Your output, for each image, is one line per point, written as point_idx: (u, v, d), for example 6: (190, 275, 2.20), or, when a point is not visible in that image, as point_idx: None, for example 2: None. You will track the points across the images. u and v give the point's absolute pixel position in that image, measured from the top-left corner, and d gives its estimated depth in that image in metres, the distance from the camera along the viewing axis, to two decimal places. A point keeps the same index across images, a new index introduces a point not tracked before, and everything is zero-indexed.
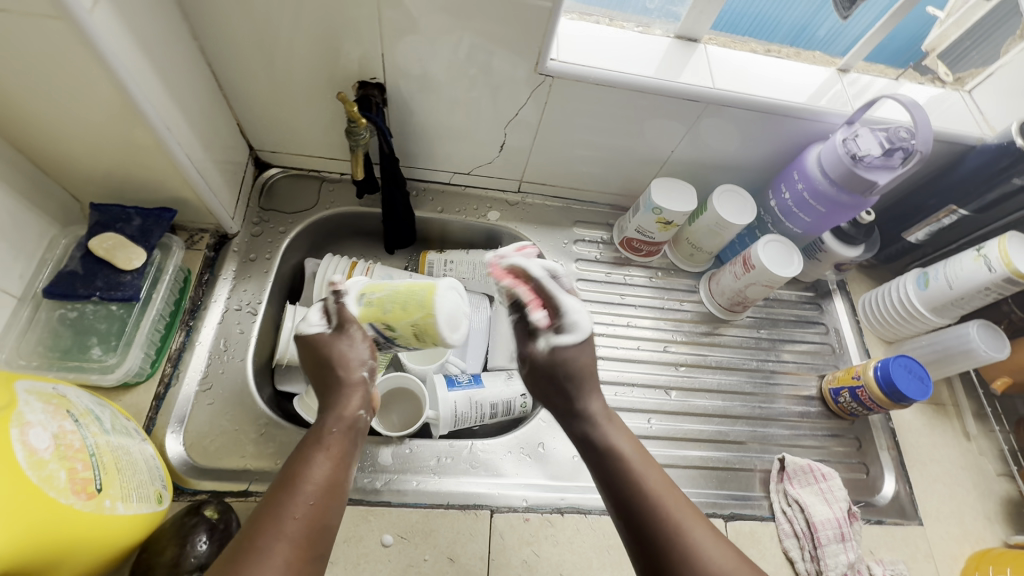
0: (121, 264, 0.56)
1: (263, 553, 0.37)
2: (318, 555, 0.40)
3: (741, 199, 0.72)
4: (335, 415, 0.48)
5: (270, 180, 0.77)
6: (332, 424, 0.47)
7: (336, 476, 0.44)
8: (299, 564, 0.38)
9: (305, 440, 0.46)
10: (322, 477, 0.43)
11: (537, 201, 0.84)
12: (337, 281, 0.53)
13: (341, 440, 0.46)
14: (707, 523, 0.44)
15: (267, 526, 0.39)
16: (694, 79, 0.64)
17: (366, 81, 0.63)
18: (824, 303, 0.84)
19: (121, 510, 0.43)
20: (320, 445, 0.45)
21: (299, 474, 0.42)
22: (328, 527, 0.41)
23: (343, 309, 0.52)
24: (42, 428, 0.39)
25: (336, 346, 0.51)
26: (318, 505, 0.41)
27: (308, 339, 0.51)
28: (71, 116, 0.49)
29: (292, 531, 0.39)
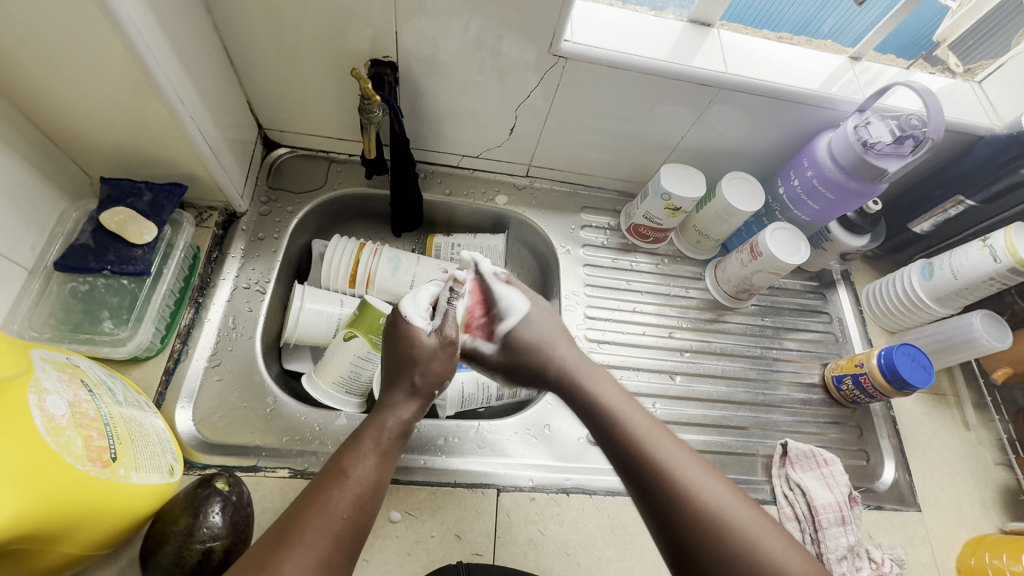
0: (133, 238, 0.56)
1: (312, 540, 0.40)
2: (353, 552, 0.42)
3: (750, 186, 0.72)
4: (391, 417, 0.51)
5: (278, 160, 0.76)
6: (387, 426, 0.50)
7: (381, 479, 0.47)
8: (338, 557, 0.41)
9: (359, 435, 0.49)
10: (370, 477, 0.46)
11: (545, 186, 0.84)
12: (459, 277, 0.57)
13: (392, 444, 0.49)
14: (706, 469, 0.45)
15: (318, 514, 0.42)
16: (707, 64, 0.63)
17: (378, 59, 0.62)
18: (828, 293, 0.85)
19: (134, 479, 0.44)
20: (375, 446, 0.48)
21: (352, 470, 0.46)
22: (365, 528, 0.44)
23: (449, 312, 0.57)
24: (59, 396, 0.40)
25: (429, 353, 0.54)
26: (363, 505, 0.44)
27: (408, 327, 0.55)
28: (86, 87, 0.49)
29: (337, 526, 0.42)
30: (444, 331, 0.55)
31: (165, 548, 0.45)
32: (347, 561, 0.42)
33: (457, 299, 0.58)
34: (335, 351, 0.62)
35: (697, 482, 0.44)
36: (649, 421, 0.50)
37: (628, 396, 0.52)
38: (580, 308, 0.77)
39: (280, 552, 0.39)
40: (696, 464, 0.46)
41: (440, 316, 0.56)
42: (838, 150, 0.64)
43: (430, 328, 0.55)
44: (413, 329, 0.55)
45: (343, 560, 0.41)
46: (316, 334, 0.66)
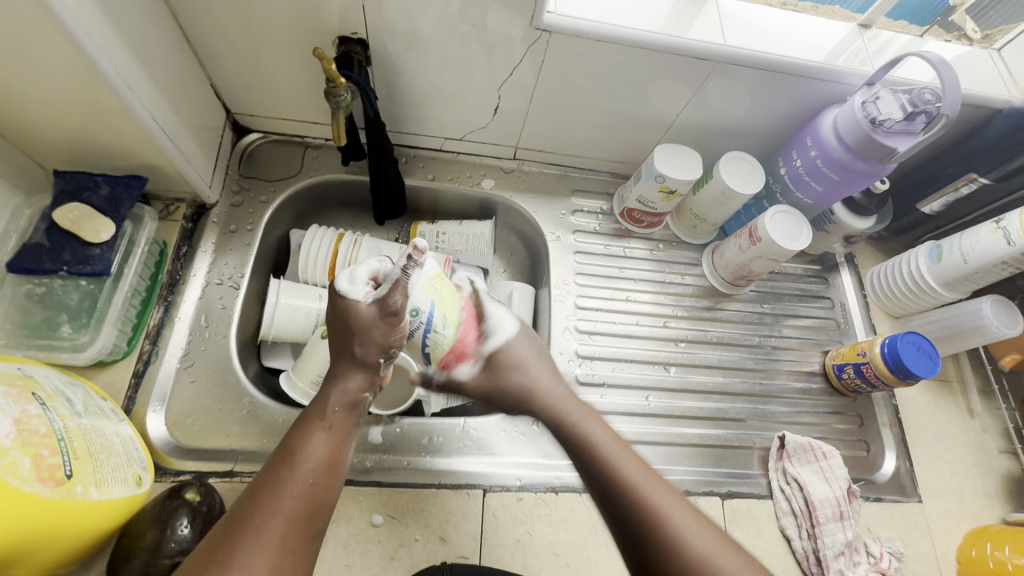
0: (90, 236, 0.53)
1: (264, 525, 0.37)
2: (315, 533, 0.40)
3: (749, 168, 0.68)
4: (337, 393, 0.47)
5: (251, 147, 0.72)
6: (335, 402, 0.46)
7: (334, 456, 0.44)
8: (297, 540, 0.39)
9: (305, 416, 0.46)
10: (321, 454, 0.43)
11: (534, 168, 0.80)
12: (419, 246, 0.43)
13: (344, 420, 0.46)
14: (678, 498, 0.44)
15: (268, 500, 0.39)
16: (704, 35, 0.59)
17: (347, 36, 0.58)
18: (831, 277, 0.81)
19: (95, 495, 0.42)
20: (322, 423, 0.45)
21: (299, 450, 0.43)
22: (325, 507, 0.41)
23: (400, 278, 0.46)
24: (2, 414, 0.37)
25: (371, 322, 0.47)
26: (317, 483, 0.41)
27: (344, 302, 0.47)
28: (21, 75, 0.45)
29: (290, 507, 0.39)
30: (383, 300, 0.46)
31: (132, 564, 0.43)
32: (309, 543, 0.39)
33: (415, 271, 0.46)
34: (313, 349, 0.59)
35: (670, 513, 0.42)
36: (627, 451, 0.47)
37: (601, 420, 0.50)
38: (571, 298, 0.74)
39: (229, 544, 0.36)
40: (676, 500, 0.43)
41: (386, 284, 0.46)
42: (844, 128, 0.60)
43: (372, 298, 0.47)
44: (352, 305, 0.46)
45: (304, 542, 0.39)
46: (293, 330, 0.63)
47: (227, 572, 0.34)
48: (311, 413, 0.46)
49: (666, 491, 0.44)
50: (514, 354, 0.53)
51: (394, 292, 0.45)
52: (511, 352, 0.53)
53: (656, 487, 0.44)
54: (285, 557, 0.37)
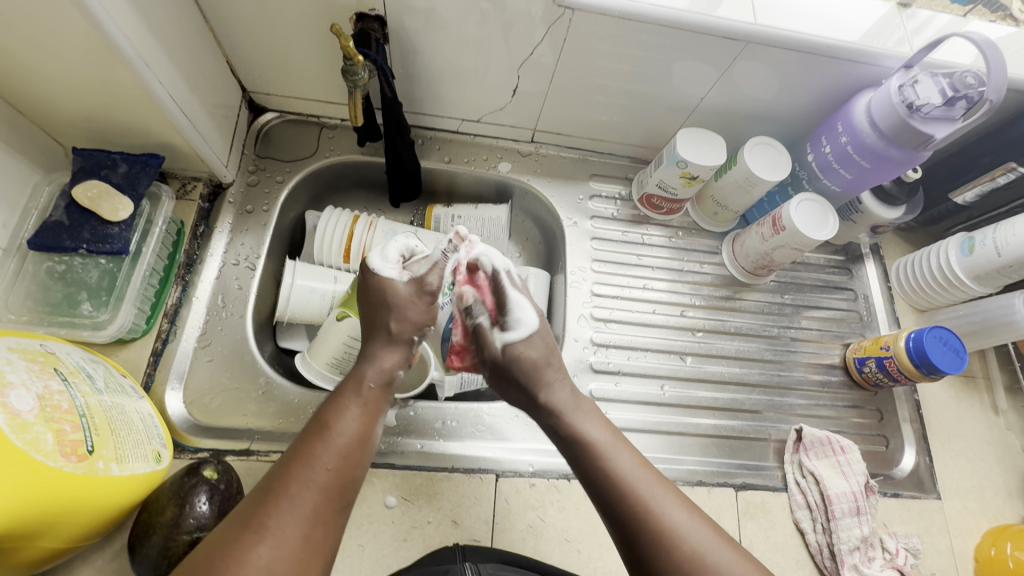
0: (108, 214, 0.53)
1: (295, 497, 0.39)
2: (346, 505, 0.41)
3: (775, 153, 0.66)
4: (373, 368, 0.49)
5: (267, 126, 0.72)
6: (371, 376, 0.48)
7: (366, 430, 0.45)
8: (328, 511, 0.40)
9: (338, 392, 0.47)
10: (353, 428, 0.44)
11: (552, 151, 0.78)
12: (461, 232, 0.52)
13: (377, 395, 0.48)
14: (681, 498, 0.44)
15: (298, 470, 0.40)
16: (735, 14, 0.56)
17: (364, 13, 0.56)
18: (855, 268, 0.79)
19: (116, 471, 0.42)
20: (356, 398, 0.46)
21: (332, 424, 0.44)
22: (356, 479, 0.42)
23: (439, 258, 0.51)
24: (26, 389, 0.38)
25: (408, 300, 0.51)
26: (349, 458, 0.43)
27: (379, 280, 0.50)
28: (37, 50, 0.44)
29: (322, 479, 0.41)
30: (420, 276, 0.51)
31: (152, 539, 0.44)
32: (340, 515, 0.40)
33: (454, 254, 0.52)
34: (329, 331, 0.59)
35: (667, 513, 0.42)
36: (626, 447, 0.47)
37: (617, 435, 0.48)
38: (587, 285, 0.73)
39: (262, 513, 0.37)
40: (665, 488, 0.44)
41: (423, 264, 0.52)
42: (879, 114, 0.57)
43: (408, 277, 0.51)
44: (387, 282, 0.51)
45: (334, 515, 0.40)
46: (310, 311, 0.64)
47: (261, 540, 0.36)
48: (343, 390, 0.47)
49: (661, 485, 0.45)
50: (529, 355, 0.51)
51: (430, 270, 0.51)
52: (527, 350, 0.51)
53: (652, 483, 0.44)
54: (315, 528, 0.38)
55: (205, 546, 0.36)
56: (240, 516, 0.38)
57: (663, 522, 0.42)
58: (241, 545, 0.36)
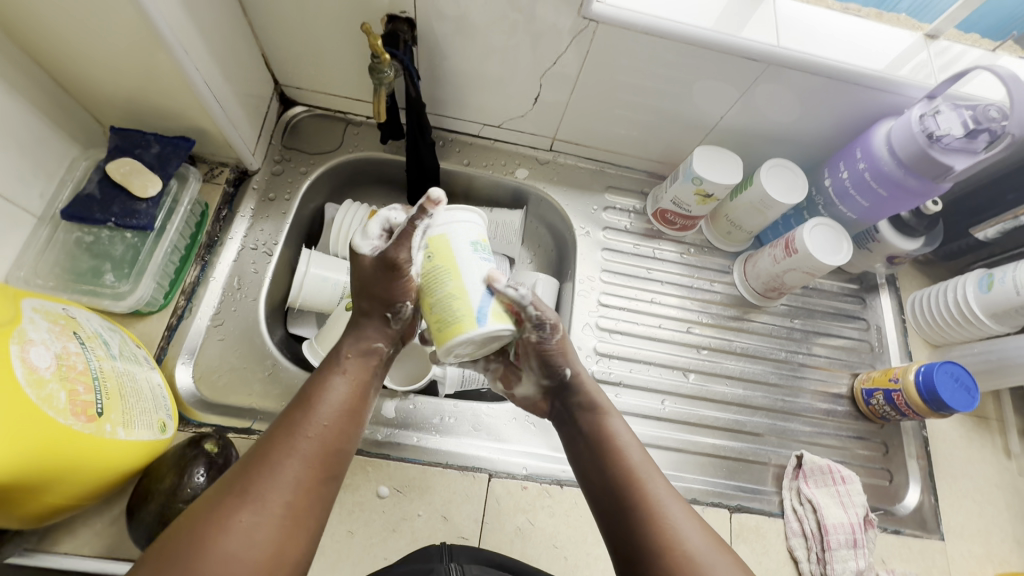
0: (138, 191, 0.55)
1: (279, 464, 0.39)
2: (331, 475, 0.41)
3: (792, 176, 0.66)
4: (357, 344, 0.48)
5: (295, 119, 0.74)
6: (352, 351, 0.48)
7: (354, 402, 0.45)
8: (313, 480, 0.40)
9: (325, 364, 0.47)
10: (340, 400, 0.44)
11: (570, 161, 0.79)
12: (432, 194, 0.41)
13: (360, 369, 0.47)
14: (691, 511, 0.43)
15: (283, 438, 0.40)
16: (757, 36, 0.57)
17: (395, 15, 0.58)
18: (869, 298, 0.78)
19: (122, 435, 0.44)
20: (341, 371, 0.46)
21: (318, 396, 0.44)
22: (342, 450, 0.43)
23: (407, 231, 0.43)
24: (45, 347, 0.40)
25: (375, 275, 0.46)
26: (334, 428, 0.43)
27: (354, 254, 0.47)
28: (86, 33, 0.47)
29: (305, 448, 0.41)
30: (385, 252, 0.44)
31: (148, 505, 0.45)
32: (325, 483, 0.41)
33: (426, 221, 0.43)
34: (337, 320, 0.61)
35: (674, 520, 0.42)
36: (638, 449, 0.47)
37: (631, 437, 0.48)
38: (594, 294, 0.73)
39: (244, 480, 0.38)
40: (674, 495, 0.44)
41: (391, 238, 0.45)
42: (898, 142, 0.57)
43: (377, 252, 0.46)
44: (359, 258, 0.47)
45: (320, 484, 0.40)
46: (321, 299, 0.65)
47: (242, 505, 0.37)
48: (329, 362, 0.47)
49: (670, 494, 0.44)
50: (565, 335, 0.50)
51: (396, 246, 0.43)
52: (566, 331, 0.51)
53: (661, 490, 0.44)
54: (298, 497, 0.39)
55: (194, 507, 0.37)
56: (224, 480, 0.38)
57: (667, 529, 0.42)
58: (224, 508, 0.36)
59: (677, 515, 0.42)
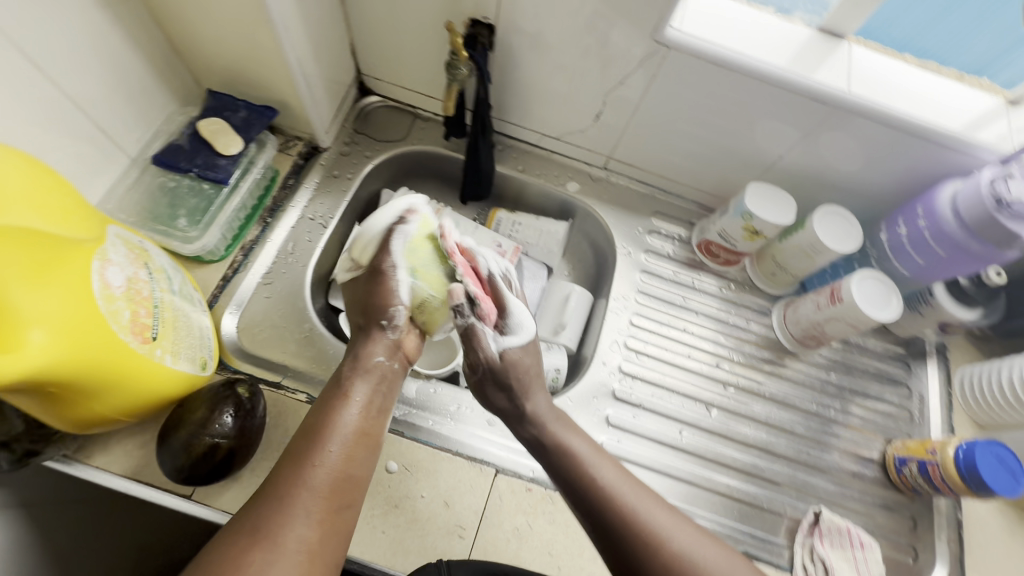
0: (221, 148, 0.60)
1: (289, 499, 0.41)
2: (344, 504, 0.43)
3: (845, 225, 0.65)
4: (362, 362, 0.52)
5: (368, 107, 0.79)
6: (355, 372, 0.51)
7: (363, 426, 0.48)
8: (327, 512, 0.42)
9: (330, 394, 0.49)
10: (348, 426, 0.47)
11: (622, 182, 0.80)
12: (412, 203, 0.59)
13: (367, 390, 0.50)
14: (664, 503, 0.48)
15: (290, 474, 0.42)
16: (829, 79, 0.57)
17: (477, 20, 0.61)
18: (914, 365, 0.75)
19: (168, 362, 0.47)
20: (347, 397, 0.49)
21: (325, 426, 0.46)
22: (354, 476, 0.45)
23: (387, 242, 0.57)
24: (120, 269, 0.43)
25: (380, 289, 0.56)
26: (344, 454, 0.45)
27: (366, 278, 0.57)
28: (204, 1, 0.52)
29: (316, 480, 0.43)
30: (374, 260, 0.57)
31: (179, 432, 0.48)
32: (339, 513, 0.43)
33: (398, 232, 0.57)
34: None
35: (659, 523, 0.46)
36: (606, 457, 0.51)
37: (597, 448, 0.52)
38: (627, 314, 0.73)
39: (256, 521, 0.39)
40: (648, 494, 0.48)
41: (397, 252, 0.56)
42: (965, 204, 0.55)
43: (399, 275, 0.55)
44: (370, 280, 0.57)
45: (335, 514, 0.42)
46: None
47: (258, 544, 0.38)
48: (336, 390, 0.49)
49: (644, 492, 0.49)
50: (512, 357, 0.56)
51: (382, 253, 0.56)
52: (518, 354, 0.56)
53: (634, 489, 0.48)
54: (318, 529, 0.41)
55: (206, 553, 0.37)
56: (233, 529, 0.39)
57: (654, 530, 0.46)
58: (237, 552, 0.37)
59: (658, 517, 0.46)
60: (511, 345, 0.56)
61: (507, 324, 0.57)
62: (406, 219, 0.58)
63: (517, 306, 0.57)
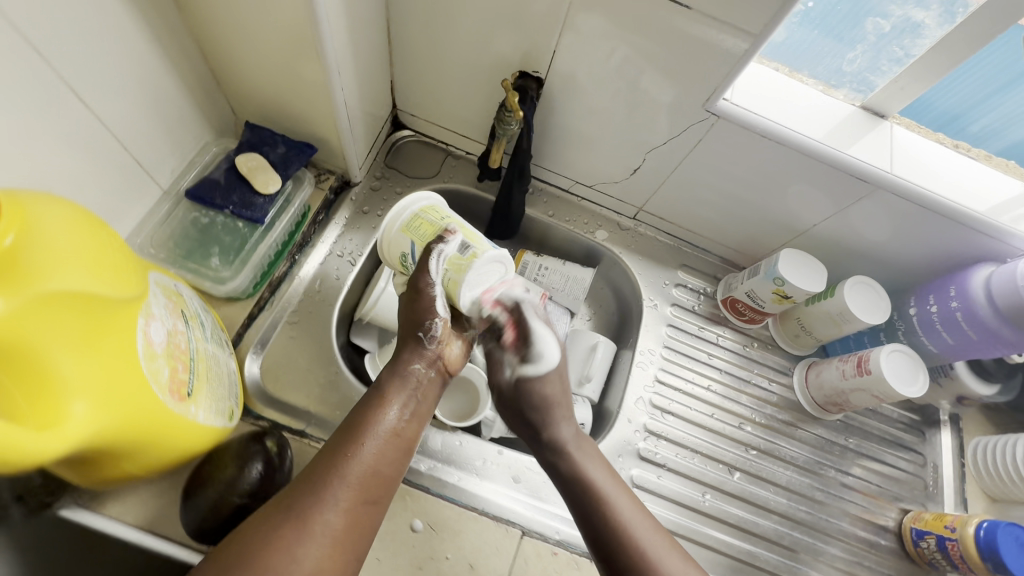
0: (259, 186, 0.58)
1: (326, 487, 0.42)
2: (373, 503, 0.44)
3: (874, 296, 0.66)
4: (401, 369, 0.51)
5: (400, 141, 0.78)
6: (394, 377, 0.51)
7: (400, 430, 0.48)
8: (357, 508, 0.43)
9: (371, 395, 0.50)
10: (385, 428, 0.48)
11: (649, 232, 0.80)
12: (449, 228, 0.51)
13: (405, 396, 0.50)
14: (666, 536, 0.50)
15: (330, 464, 0.44)
16: (871, 158, 0.58)
17: (527, 73, 0.62)
18: (928, 433, 0.76)
19: (200, 417, 0.45)
20: (386, 399, 0.49)
21: (364, 423, 0.47)
22: (386, 476, 0.46)
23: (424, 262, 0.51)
24: (161, 323, 0.41)
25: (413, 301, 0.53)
26: (381, 454, 0.46)
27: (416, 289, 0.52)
28: (260, 40, 0.52)
29: (353, 474, 0.44)
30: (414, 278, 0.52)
31: (206, 491, 0.47)
32: (368, 511, 0.44)
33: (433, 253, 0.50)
34: None
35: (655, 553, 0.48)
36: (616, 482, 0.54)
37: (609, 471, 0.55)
38: (653, 369, 0.73)
39: (292, 503, 0.41)
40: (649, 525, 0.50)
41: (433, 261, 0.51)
42: (999, 287, 0.57)
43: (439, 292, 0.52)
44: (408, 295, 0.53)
45: (364, 511, 0.43)
46: (392, 316, 0.67)
47: (293, 528, 0.39)
48: (377, 389, 0.50)
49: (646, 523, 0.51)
50: (539, 379, 0.57)
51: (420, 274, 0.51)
52: (542, 385, 0.56)
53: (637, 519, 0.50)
54: (345, 521, 0.42)
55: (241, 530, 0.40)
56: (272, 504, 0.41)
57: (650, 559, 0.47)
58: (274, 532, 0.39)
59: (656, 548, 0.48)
60: (527, 375, 0.56)
61: (529, 355, 0.56)
62: (444, 240, 0.51)
63: (541, 339, 0.56)
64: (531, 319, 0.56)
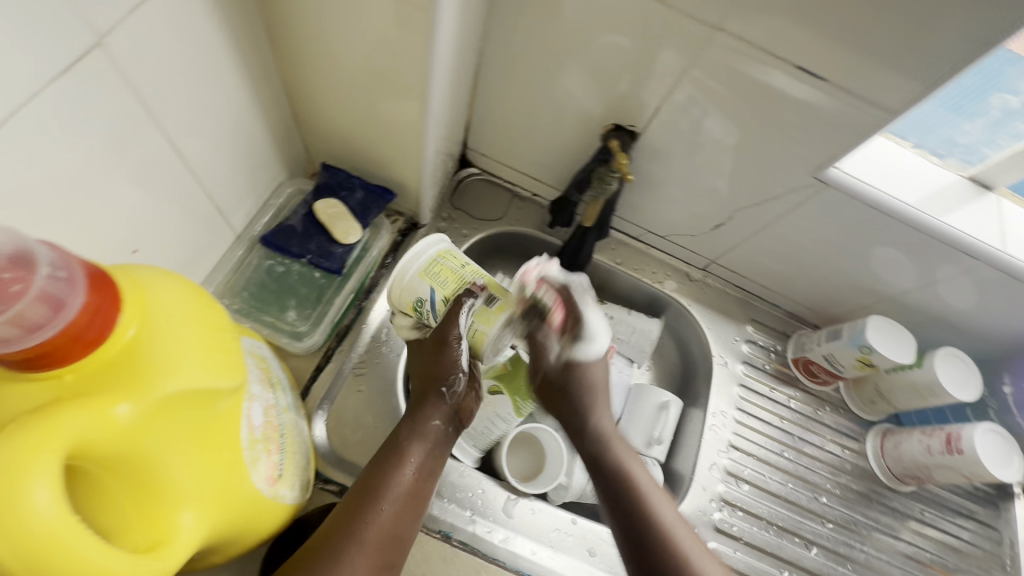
0: (339, 236, 0.57)
1: (342, 551, 0.42)
2: (389, 564, 0.44)
3: (965, 371, 0.63)
4: (415, 427, 0.51)
5: (465, 180, 0.75)
6: (409, 433, 0.50)
7: (416, 487, 0.48)
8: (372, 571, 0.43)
9: (388, 449, 0.49)
10: (401, 487, 0.47)
11: (718, 284, 0.77)
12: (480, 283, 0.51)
13: (420, 453, 0.50)
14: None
15: (347, 525, 0.43)
16: (979, 233, 0.56)
17: (622, 125, 0.59)
18: (1005, 507, 0.73)
19: (285, 497, 0.42)
20: (402, 456, 0.49)
21: (381, 480, 0.47)
22: (401, 537, 0.45)
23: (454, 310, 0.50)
24: (260, 402, 0.38)
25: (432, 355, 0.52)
26: (396, 515, 0.46)
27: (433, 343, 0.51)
28: (358, 87, 0.49)
29: (369, 537, 0.43)
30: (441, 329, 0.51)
31: None
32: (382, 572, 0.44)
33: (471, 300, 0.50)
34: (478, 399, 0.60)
35: None
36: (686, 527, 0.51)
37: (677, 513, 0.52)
38: (725, 432, 0.70)
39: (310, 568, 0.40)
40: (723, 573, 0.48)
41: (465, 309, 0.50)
42: None
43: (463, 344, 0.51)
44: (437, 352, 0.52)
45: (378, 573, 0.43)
46: None
47: None
48: (393, 444, 0.50)
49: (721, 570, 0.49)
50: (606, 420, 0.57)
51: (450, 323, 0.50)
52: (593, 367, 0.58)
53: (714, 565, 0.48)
54: None
55: None
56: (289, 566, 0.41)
57: None
58: None
59: None
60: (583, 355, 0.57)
61: (582, 334, 0.57)
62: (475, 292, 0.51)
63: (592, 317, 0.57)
64: (583, 300, 0.56)
